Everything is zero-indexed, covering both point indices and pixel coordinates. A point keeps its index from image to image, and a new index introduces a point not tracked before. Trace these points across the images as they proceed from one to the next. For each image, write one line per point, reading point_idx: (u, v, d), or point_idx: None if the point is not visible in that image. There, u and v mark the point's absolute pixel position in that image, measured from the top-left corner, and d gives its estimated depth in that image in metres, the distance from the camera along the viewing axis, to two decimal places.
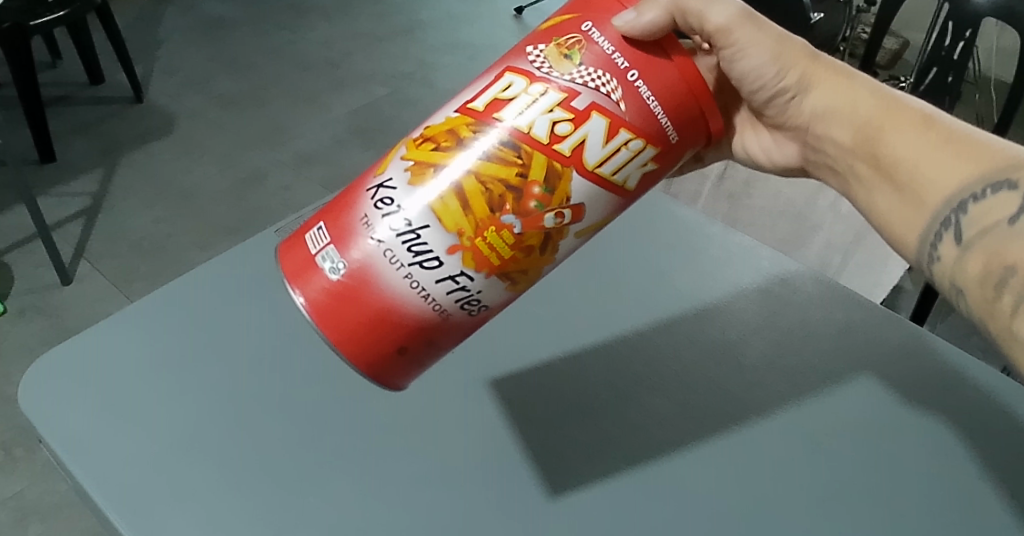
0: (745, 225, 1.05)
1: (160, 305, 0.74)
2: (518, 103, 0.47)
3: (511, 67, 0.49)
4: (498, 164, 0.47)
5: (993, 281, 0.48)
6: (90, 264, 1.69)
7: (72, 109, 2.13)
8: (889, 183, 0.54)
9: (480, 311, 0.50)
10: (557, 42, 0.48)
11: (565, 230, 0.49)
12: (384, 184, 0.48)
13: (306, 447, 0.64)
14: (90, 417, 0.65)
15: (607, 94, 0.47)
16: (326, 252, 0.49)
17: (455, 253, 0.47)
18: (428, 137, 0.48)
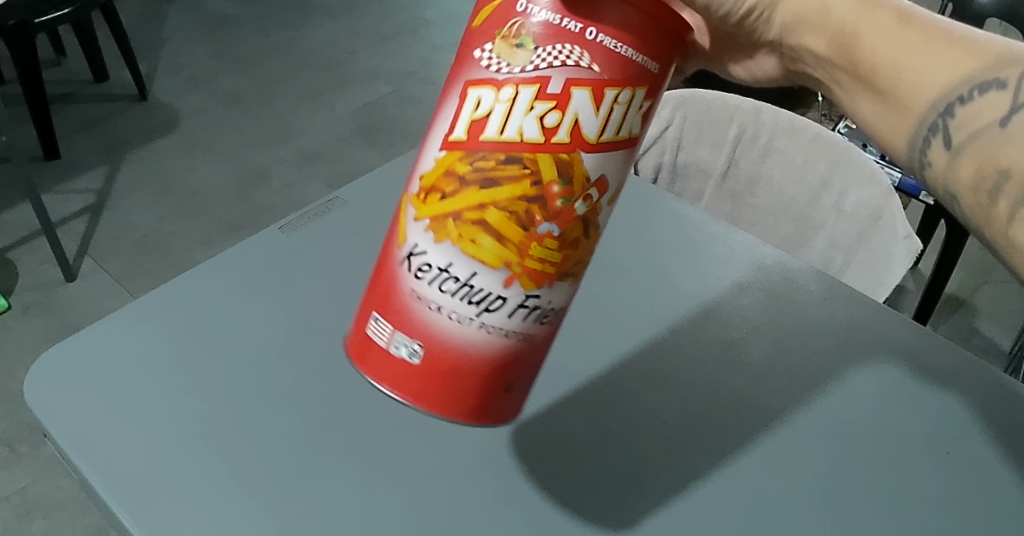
0: (748, 225, 1.06)
1: (165, 301, 0.75)
2: (498, 115, 0.39)
3: (470, 81, 0.40)
4: (508, 186, 0.39)
5: (987, 189, 0.45)
6: (94, 261, 1.69)
7: (77, 106, 2.14)
8: (873, 91, 0.48)
9: (558, 317, 0.44)
10: (502, 34, 0.39)
11: (601, 207, 0.41)
12: (414, 253, 0.42)
13: (310, 443, 0.65)
14: (97, 410, 0.66)
15: (577, 63, 0.38)
16: (395, 340, 0.44)
17: (512, 284, 0.41)
18: (429, 188, 0.41)
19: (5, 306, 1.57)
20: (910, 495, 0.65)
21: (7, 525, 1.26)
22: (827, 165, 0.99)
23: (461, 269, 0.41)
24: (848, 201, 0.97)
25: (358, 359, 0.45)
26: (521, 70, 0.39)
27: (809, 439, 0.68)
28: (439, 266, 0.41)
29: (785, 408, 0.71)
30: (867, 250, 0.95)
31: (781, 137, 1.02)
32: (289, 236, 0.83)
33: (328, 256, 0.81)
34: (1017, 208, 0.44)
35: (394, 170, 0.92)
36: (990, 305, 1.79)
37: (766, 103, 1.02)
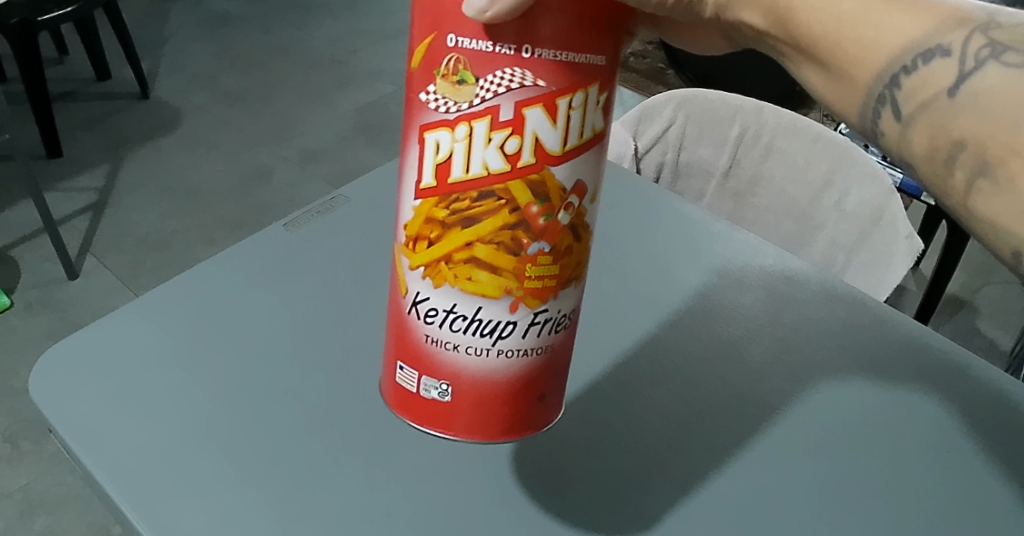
0: (750, 224, 1.07)
1: (168, 298, 0.75)
2: (460, 155, 0.38)
3: (423, 126, 0.39)
4: (491, 221, 0.39)
5: (942, 160, 0.38)
6: (96, 259, 1.69)
7: (79, 105, 2.14)
8: (813, 60, 0.40)
9: (569, 318, 0.44)
10: (440, 73, 0.37)
11: (585, 208, 0.41)
12: (419, 302, 0.43)
13: (312, 440, 0.65)
14: (101, 405, 0.66)
15: (522, 84, 0.36)
16: (424, 385, 0.45)
17: (518, 308, 0.41)
18: (415, 237, 0.41)
19: (7, 304, 1.57)
20: (911, 491, 0.65)
21: (9, 522, 1.26)
22: (828, 165, 0.99)
23: (465, 307, 0.41)
24: (849, 201, 0.97)
25: (397, 411, 0.47)
26: (469, 107, 0.37)
27: (811, 436, 0.69)
28: (444, 308, 0.42)
29: (786, 405, 0.71)
30: (867, 251, 0.95)
31: (782, 137, 1.02)
32: (293, 233, 0.84)
33: (330, 254, 0.82)
34: (976, 179, 0.36)
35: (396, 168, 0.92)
36: (991, 305, 1.79)
37: (767, 103, 1.02)
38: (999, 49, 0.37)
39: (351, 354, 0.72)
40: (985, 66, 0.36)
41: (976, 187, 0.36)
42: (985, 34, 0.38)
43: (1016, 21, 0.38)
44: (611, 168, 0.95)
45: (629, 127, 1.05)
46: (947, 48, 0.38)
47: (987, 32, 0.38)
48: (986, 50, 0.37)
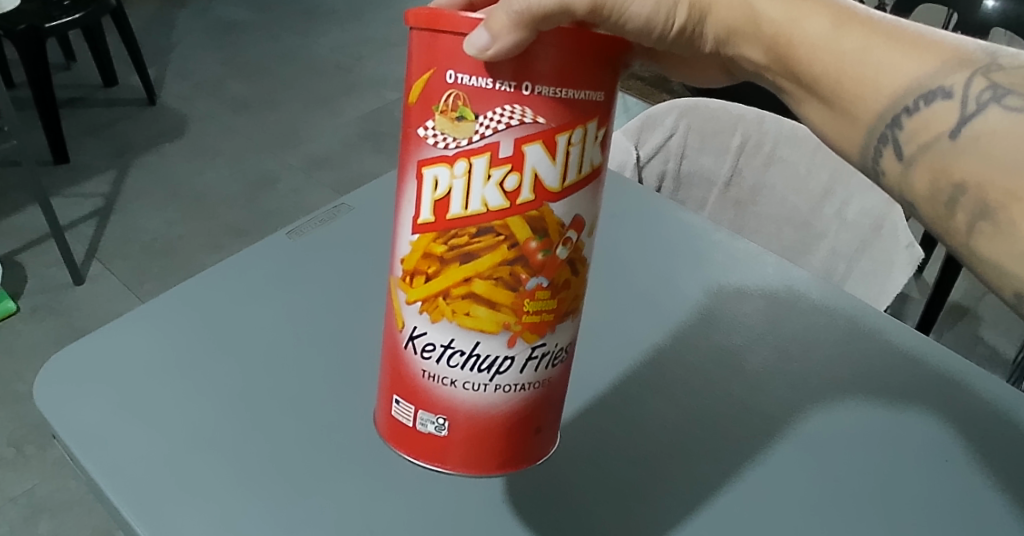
0: (752, 233, 1.08)
1: (172, 304, 0.76)
2: (458, 192, 0.40)
3: (422, 161, 0.41)
4: (488, 256, 0.40)
5: (944, 201, 0.40)
6: (102, 264, 1.70)
7: (86, 111, 2.16)
8: (814, 97, 0.43)
9: (566, 351, 0.46)
10: (439, 109, 0.39)
11: (582, 244, 0.42)
12: (416, 336, 0.44)
13: (316, 448, 0.65)
14: (105, 413, 0.66)
15: (522, 121, 0.38)
16: (420, 419, 0.46)
17: (515, 342, 0.42)
18: (412, 271, 0.43)
19: (14, 309, 1.58)
20: (910, 502, 0.66)
21: (13, 525, 1.27)
22: (829, 175, 0.99)
23: (463, 342, 0.42)
24: (849, 210, 0.97)
25: (393, 444, 0.48)
26: (469, 144, 0.39)
27: (810, 446, 0.69)
28: (441, 343, 0.43)
29: (785, 415, 0.71)
30: (867, 260, 0.95)
31: (784, 146, 1.02)
32: (296, 241, 0.84)
33: (335, 262, 0.82)
34: (977, 221, 0.38)
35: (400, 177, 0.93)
36: (994, 314, 1.79)
37: (769, 112, 1.02)
38: (1000, 91, 0.39)
39: (355, 361, 0.72)
40: (986, 110, 0.39)
41: (978, 229, 0.38)
42: (987, 76, 0.40)
43: (1016, 63, 0.40)
44: (614, 177, 0.95)
45: (631, 136, 1.05)
46: (949, 90, 0.40)
47: (988, 74, 0.40)
48: (987, 93, 0.39)
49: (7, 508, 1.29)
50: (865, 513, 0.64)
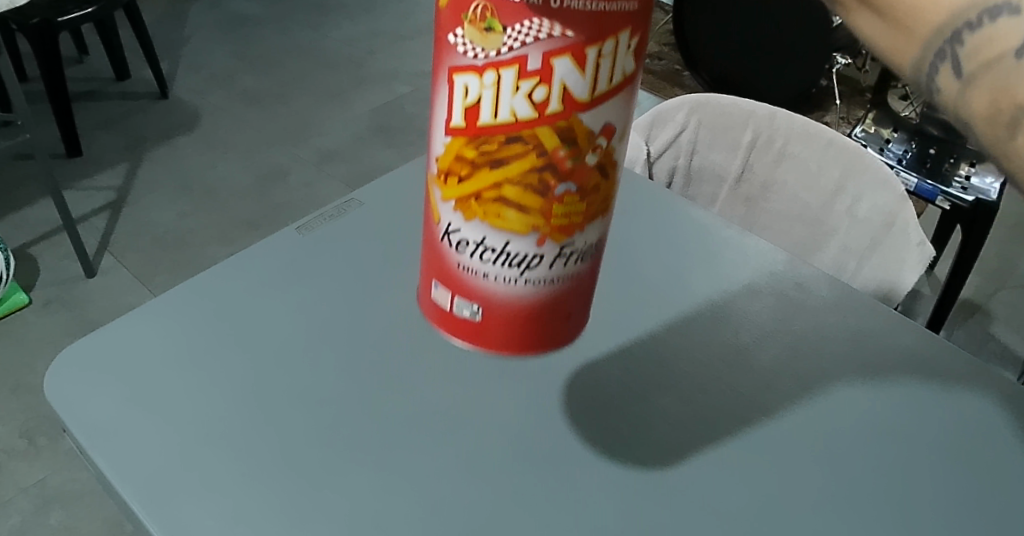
0: (762, 229, 1.05)
1: (184, 298, 0.76)
2: (486, 100, 0.35)
3: (447, 61, 0.36)
4: (514, 162, 0.36)
5: (1006, 130, 0.33)
6: (114, 257, 1.71)
7: (98, 104, 2.16)
8: (869, 6, 0.32)
9: (596, 249, 0.42)
10: (466, 17, 0.34)
11: (613, 151, 0.38)
12: (446, 232, 0.40)
13: (324, 440, 0.66)
14: (116, 406, 0.67)
15: (552, 32, 0.33)
16: (455, 305, 0.42)
17: (546, 244, 0.39)
18: (444, 172, 0.38)
19: (27, 302, 1.59)
20: (916, 500, 0.65)
21: (24, 517, 1.28)
22: (840, 171, 0.98)
23: (494, 241, 0.39)
24: (861, 207, 0.96)
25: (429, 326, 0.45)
26: (497, 53, 0.34)
27: (817, 444, 0.69)
28: (473, 242, 0.39)
29: (794, 414, 0.71)
30: (879, 258, 0.94)
31: (795, 142, 1.00)
32: (305, 237, 0.84)
33: (343, 256, 0.82)
34: None
35: (415, 171, 0.93)
36: (1007, 311, 1.78)
37: (780, 108, 1.01)
38: None
39: (362, 356, 0.72)
40: None
41: None
42: None
43: None
44: (624, 172, 0.95)
45: (642, 132, 1.03)
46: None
47: None
48: None
49: (18, 498, 1.30)
50: (873, 514, 0.64)
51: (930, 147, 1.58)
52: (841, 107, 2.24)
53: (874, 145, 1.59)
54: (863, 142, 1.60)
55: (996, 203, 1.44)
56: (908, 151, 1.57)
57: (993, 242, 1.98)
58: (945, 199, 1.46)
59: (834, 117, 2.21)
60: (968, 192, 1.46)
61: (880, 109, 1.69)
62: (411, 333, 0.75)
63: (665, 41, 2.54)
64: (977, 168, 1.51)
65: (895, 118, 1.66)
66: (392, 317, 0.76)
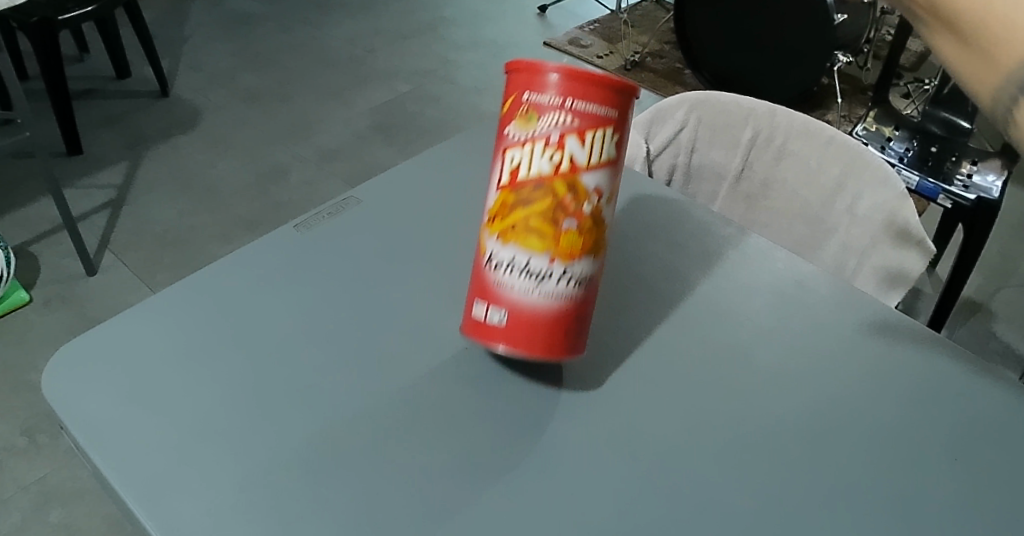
0: (762, 227, 1.05)
1: (181, 295, 0.76)
2: (524, 165, 0.59)
3: (504, 145, 0.61)
4: (537, 202, 0.59)
5: None
6: (114, 256, 1.71)
7: (98, 103, 2.16)
8: None
9: (588, 273, 0.62)
10: (517, 116, 0.59)
11: (601, 206, 0.61)
12: (494, 251, 0.61)
13: (319, 437, 0.66)
14: (113, 403, 0.67)
15: (565, 121, 0.57)
16: (487, 313, 0.62)
17: (556, 260, 0.60)
18: (494, 213, 0.61)
19: (27, 300, 1.59)
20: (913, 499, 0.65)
21: (25, 515, 1.28)
22: (840, 169, 0.97)
23: (521, 257, 0.60)
24: (861, 205, 0.96)
25: (469, 334, 0.63)
26: (534, 135, 0.59)
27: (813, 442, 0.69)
28: (506, 259, 0.60)
29: (794, 412, 0.71)
30: (878, 256, 0.94)
31: (795, 140, 1.00)
32: (303, 235, 0.84)
33: (341, 254, 0.82)
34: None
35: (414, 169, 0.92)
36: (1009, 309, 1.77)
37: (780, 105, 1.00)
38: None
39: (357, 353, 0.72)
40: None
41: None
42: None
43: None
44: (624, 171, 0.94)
45: (641, 130, 1.03)
46: None
47: None
48: None
49: (18, 496, 1.30)
50: (871, 513, 0.64)
51: (932, 145, 1.58)
52: (842, 106, 2.24)
53: (876, 143, 1.59)
54: (864, 141, 1.59)
55: (998, 201, 1.42)
56: (909, 150, 1.57)
57: (994, 240, 1.97)
58: (947, 197, 1.46)
59: (835, 115, 2.21)
60: (970, 191, 1.45)
61: (881, 107, 1.69)
62: (409, 331, 0.74)
63: (666, 40, 2.54)
64: (979, 166, 1.51)
65: (896, 117, 1.65)
66: (391, 315, 0.76)
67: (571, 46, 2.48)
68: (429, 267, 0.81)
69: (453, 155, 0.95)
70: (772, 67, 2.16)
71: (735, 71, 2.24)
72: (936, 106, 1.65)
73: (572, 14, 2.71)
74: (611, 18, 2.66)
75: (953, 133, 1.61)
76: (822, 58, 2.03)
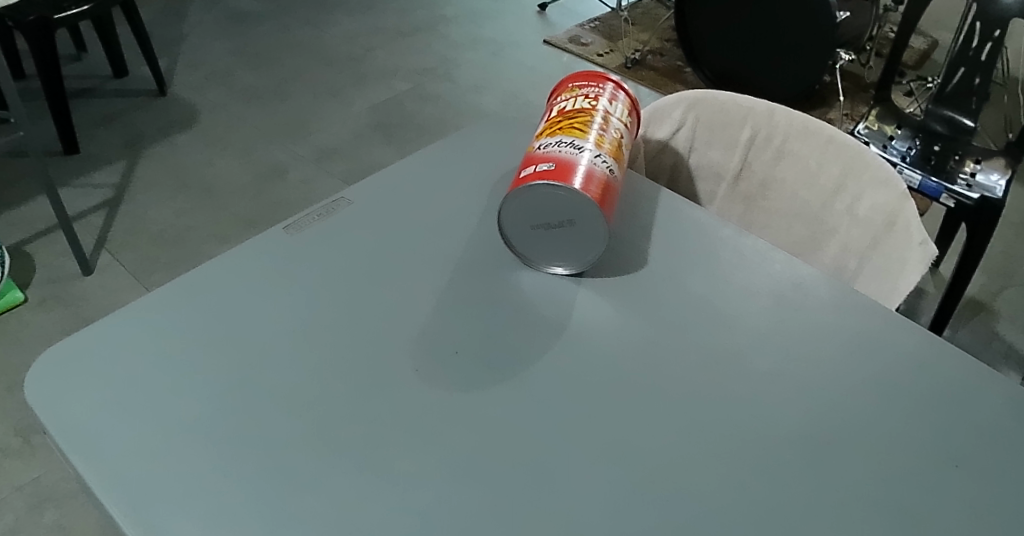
0: (761, 229, 1.03)
1: (168, 298, 0.75)
2: (570, 103, 0.78)
3: (552, 104, 0.81)
4: (580, 117, 0.77)
5: None
6: (110, 255, 1.71)
7: (96, 102, 2.16)
8: None
9: (614, 173, 0.75)
10: (564, 89, 0.81)
11: (621, 142, 0.78)
12: (542, 142, 0.76)
13: (306, 444, 0.65)
14: (97, 409, 0.66)
15: (601, 87, 0.80)
16: (537, 168, 0.73)
17: (594, 144, 0.75)
18: (543, 130, 0.78)
19: (23, 299, 1.59)
20: (912, 508, 0.64)
21: (18, 516, 1.27)
22: (841, 168, 0.95)
23: (567, 138, 0.74)
24: (861, 205, 0.94)
25: (515, 191, 0.74)
26: (578, 92, 0.79)
27: (810, 449, 0.67)
28: (554, 141, 0.75)
29: (793, 418, 0.69)
30: (879, 257, 0.93)
31: (794, 139, 0.98)
32: (294, 237, 0.82)
33: (331, 255, 0.80)
34: None
35: (406, 168, 0.91)
36: (1013, 309, 1.76)
37: (779, 104, 0.98)
38: None
39: (347, 357, 0.71)
40: None
41: None
42: None
43: None
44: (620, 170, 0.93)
45: None
46: None
47: None
48: None
49: (12, 497, 1.29)
50: (871, 520, 0.63)
51: (935, 145, 1.57)
52: (844, 104, 2.23)
53: (878, 142, 1.58)
54: (866, 140, 1.58)
55: (1001, 200, 1.41)
56: (911, 149, 1.56)
57: (998, 240, 1.96)
58: (950, 196, 1.45)
59: (837, 113, 2.20)
60: (973, 190, 1.44)
61: (884, 105, 1.67)
62: (401, 332, 0.73)
63: (667, 38, 2.53)
64: (982, 165, 1.50)
65: (898, 115, 1.65)
66: (381, 318, 0.74)
67: (571, 44, 2.47)
68: (421, 268, 0.79)
69: (447, 154, 0.94)
70: (774, 64, 2.15)
71: (737, 68, 2.23)
72: (940, 104, 1.58)
73: (573, 12, 2.70)
74: (611, 16, 2.65)
75: (956, 131, 1.58)
76: (823, 56, 2.04)
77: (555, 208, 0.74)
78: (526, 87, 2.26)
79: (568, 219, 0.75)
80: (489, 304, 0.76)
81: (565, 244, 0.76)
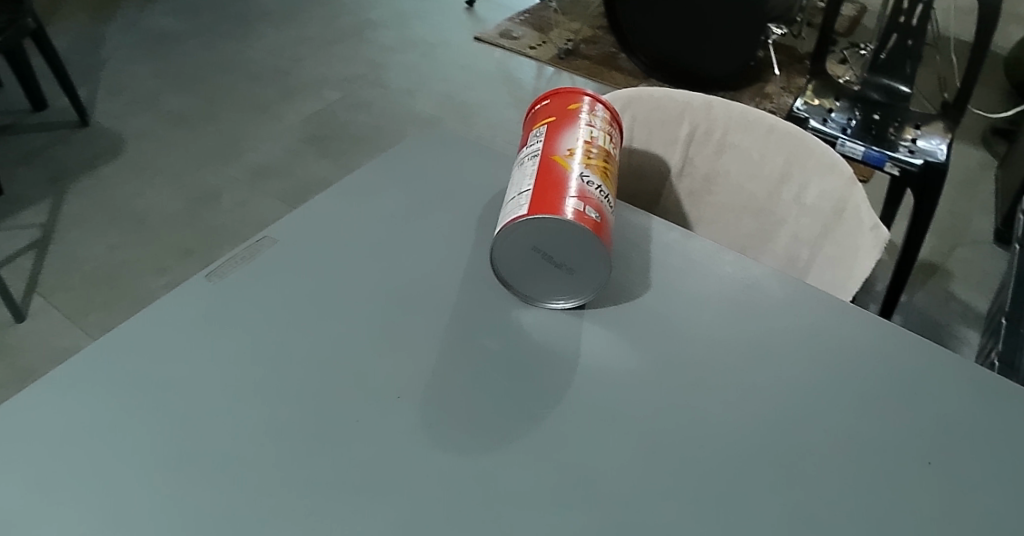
0: (707, 225, 0.99)
1: (85, 364, 0.69)
2: (599, 135, 0.75)
3: (576, 115, 0.75)
4: (608, 161, 0.74)
5: None
6: (43, 299, 1.62)
7: (14, 138, 2.05)
8: None
9: None
10: (589, 106, 0.76)
11: None
12: (585, 175, 0.71)
13: (248, 514, 0.61)
14: (22, 496, 0.61)
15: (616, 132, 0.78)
16: (581, 207, 0.69)
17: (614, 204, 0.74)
18: (578, 151, 0.72)
19: None
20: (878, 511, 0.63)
21: None
22: (784, 159, 0.93)
23: (604, 188, 0.72)
24: (808, 194, 0.92)
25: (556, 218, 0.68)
26: (605, 126, 0.76)
27: (775, 460, 0.65)
28: (597, 185, 0.72)
29: (759, 433, 0.67)
30: (832, 245, 0.91)
31: (734, 132, 0.95)
32: (219, 284, 0.76)
33: (262, 299, 0.75)
34: None
35: (337, 196, 0.86)
36: (964, 269, 1.77)
37: (715, 97, 0.96)
38: None
39: (287, 412, 0.67)
40: None
41: None
42: None
43: None
44: None
45: None
46: None
47: None
48: None
49: None
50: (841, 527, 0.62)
51: (875, 113, 1.55)
52: (780, 78, 2.24)
53: (818, 116, 1.55)
54: (806, 115, 1.55)
55: (945, 163, 1.42)
56: (852, 120, 1.54)
57: (944, 200, 1.97)
58: (894, 163, 1.44)
59: (775, 87, 2.22)
60: (916, 156, 1.44)
61: (819, 79, 1.65)
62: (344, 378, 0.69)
63: (598, 25, 2.51)
64: (922, 131, 1.49)
65: (835, 87, 1.63)
66: (319, 368, 0.70)
67: (503, 39, 2.43)
68: (360, 306, 0.75)
69: (375, 179, 0.89)
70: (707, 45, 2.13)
71: (671, 51, 2.21)
72: (876, 73, 1.59)
73: (500, 6, 2.66)
74: (541, 7, 2.62)
75: (893, 99, 1.58)
76: (757, 32, 2.04)
77: (572, 253, 0.71)
78: (459, 87, 2.22)
79: (571, 268, 0.72)
80: (436, 339, 0.72)
81: (544, 279, 0.74)
